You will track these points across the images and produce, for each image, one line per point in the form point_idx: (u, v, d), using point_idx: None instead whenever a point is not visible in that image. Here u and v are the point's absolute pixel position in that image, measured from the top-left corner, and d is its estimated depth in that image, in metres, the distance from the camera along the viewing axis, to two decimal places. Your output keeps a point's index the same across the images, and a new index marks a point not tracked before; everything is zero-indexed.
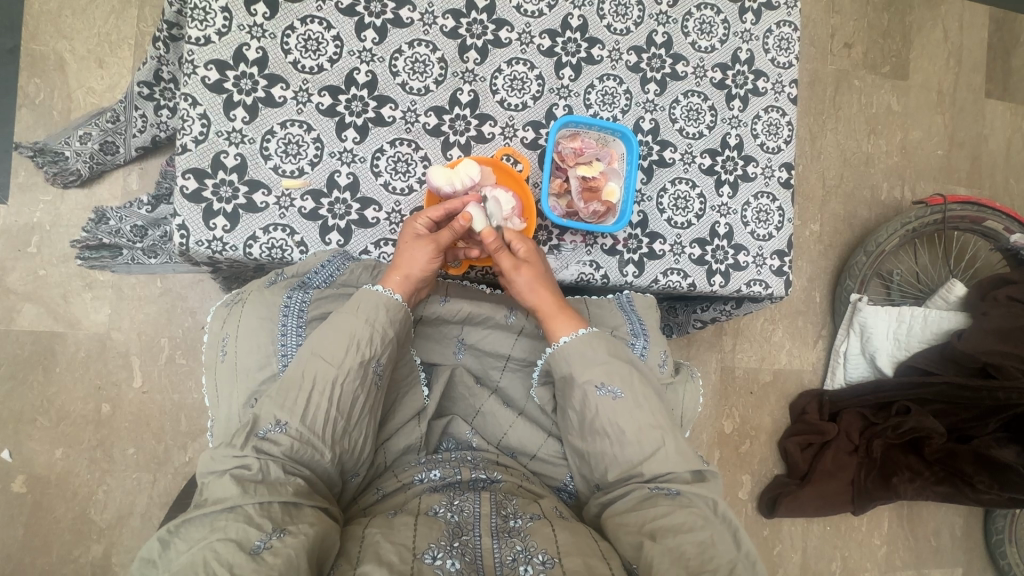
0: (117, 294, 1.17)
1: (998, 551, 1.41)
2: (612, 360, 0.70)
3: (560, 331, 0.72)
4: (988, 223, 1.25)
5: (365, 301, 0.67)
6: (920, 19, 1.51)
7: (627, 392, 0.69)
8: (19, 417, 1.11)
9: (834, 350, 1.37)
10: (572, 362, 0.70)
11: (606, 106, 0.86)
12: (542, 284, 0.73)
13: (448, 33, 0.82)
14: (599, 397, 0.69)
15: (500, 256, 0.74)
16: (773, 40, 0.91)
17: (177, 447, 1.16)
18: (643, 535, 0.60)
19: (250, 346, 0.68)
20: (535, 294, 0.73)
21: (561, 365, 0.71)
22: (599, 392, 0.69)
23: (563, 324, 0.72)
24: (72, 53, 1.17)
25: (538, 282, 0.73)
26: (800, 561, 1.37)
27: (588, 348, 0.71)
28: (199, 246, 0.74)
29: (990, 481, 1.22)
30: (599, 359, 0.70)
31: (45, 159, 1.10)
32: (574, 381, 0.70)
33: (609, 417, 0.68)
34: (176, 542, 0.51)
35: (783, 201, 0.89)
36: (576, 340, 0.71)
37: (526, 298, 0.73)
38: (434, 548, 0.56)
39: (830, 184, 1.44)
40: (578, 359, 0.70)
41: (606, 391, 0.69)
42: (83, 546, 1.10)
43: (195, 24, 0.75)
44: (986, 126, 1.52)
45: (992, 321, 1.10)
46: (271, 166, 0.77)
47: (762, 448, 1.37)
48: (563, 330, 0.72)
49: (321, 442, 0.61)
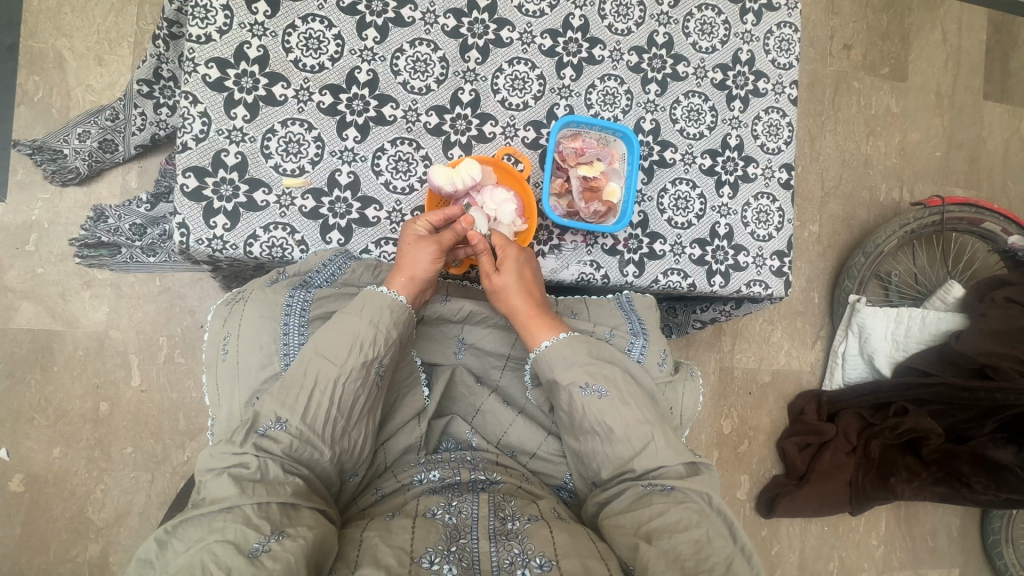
0: (116, 293, 1.16)
1: (995, 551, 1.41)
2: (594, 361, 0.71)
3: (539, 337, 0.72)
4: (986, 224, 1.25)
5: (369, 301, 0.67)
6: (919, 20, 1.51)
7: (611, 390, 0.69)
8: (18, 415, 1.11)
9: (833, 351, 1.38)
10: (554, 366, 0.70)
11: (607, 107, 0.86)
12: (526, 286, 0.73)
13: (450, 33, 0.82)
14: (584, 398, 0.69)
15: (484, 257, 0.74)
16: (774, 41, 0.91)
17: (175, 446, 1.16)
18: (640, 536, 0.60)
19: (252, 345, 0.68)
20: (520, 297, 0.73)
21: (545, 370, 0.71)
22: (584, 392, 0.69)
23: (542, 329, 0.72)
24: (71, 50, 1.16)
25: (519, 286, 0.73)
26: (798, 561, 1.37)
27: (570, 350, 0.71)
28: (199, 244, 0.73)
29: (987, 482, 1.22)
30: (581, 361, 0.70)
31: (43, 157, 1.10)
32: (558, 383, 0.70)
33: (595, 416, 0.68)
34: (174, 543, 0.51)
35: (784, 202, 0.89)
36: (558, 344, 0.71)
37: (507, 302, 0.73)
38: (431, 553, 0.56)
39: (829, 186, 1.45)
40: (561, 362, 0.70)
41: (590, 390, 0.69)
42: (81, 545, 1.10)
43: (196, 22, 0.75)
44: (983, 128, 1.53)
45: (990, 322, 1.10)
46: (271, 165, 0.76)
47: (760, 448, 1.38)
48: (542, 335, 0.72)
49: (320, 441, 0.61)
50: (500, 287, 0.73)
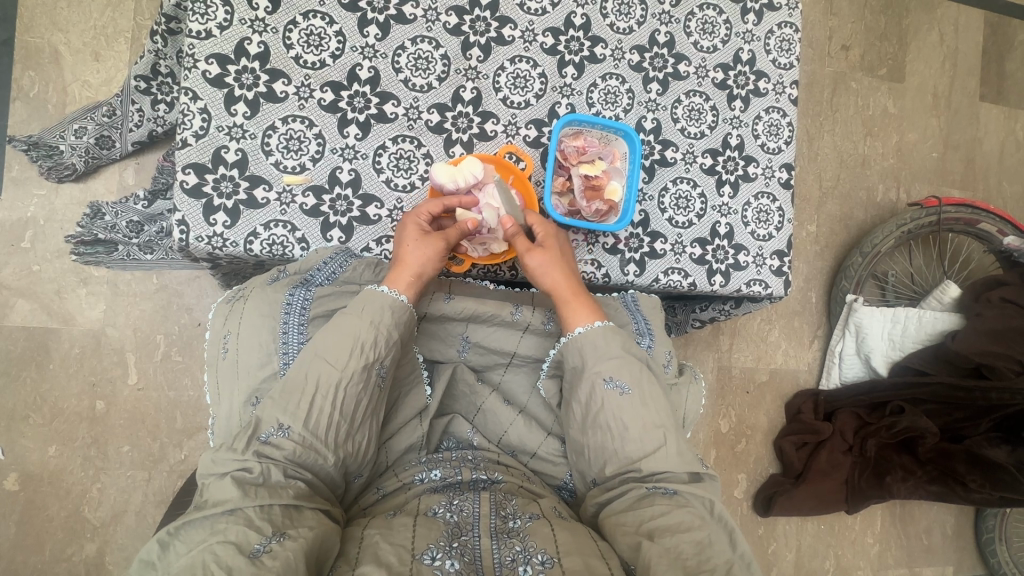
0: (113, 290, 1.15)
1: (989, 549, 1.42)
2: (626, 356, 0.70)
3: (578, 322, 0.72)
4: (982, 225, 1.26)
5: (370, 301, 0.66)
6: (916, 22, 1.52)
7: (635, 389, 0.69)
8: (12, 414, 1.10)
9: (829, 350, 1.39)
10: (584, 352, 0.71)
11: (609, 106, 0.86)
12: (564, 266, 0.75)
13: (451, 31, 0.81)
14: (606, 390, 0.69)
15: (518, 239, 0.74)
16: (774, 41, 0.91)
17: (172, 445, 1.15)
18: (641, 535, 0.61)
19: (252, 344, 0.67)
20: (561, 275, 0.74)
21: (573, 355, 0.72)
22: (607, 385, 0.69)
23: (581, 314, 0.73)
24: (67, 45, 1.15)
25: (552, 265, 0.74)
26: (795, 560, 1.38)
27: (604, 341, 0.71)
28: (199, 241, 0.73)
29: (982, 481, 1.23)
30: (612, 353, 0.70)
31: (39, 153, 1.10)
32: (585, 372, 0.70)
33: (613, 412, 0.68)
34: (176, 545, 0.51)
35: (783, 202, 0.90)
36: (592, 332, 0.71)
37: (550, 278, 0.74)
38: (433, 549, 0.56)
39: (827, 186, 1.45)
40: (592, 351, 0.71)
41: (614, 384, 0.69)
42: (77, 544, 1.09)
43: (196, 18, 0.74)
44: (980, 129, 1.54)
45: (986, 321, 1.11)
46: (272, 162, 0.76)
47: (757, 447, 1.38)
48: (580, 321, 0.72)
49: (324, 446, 0.60)
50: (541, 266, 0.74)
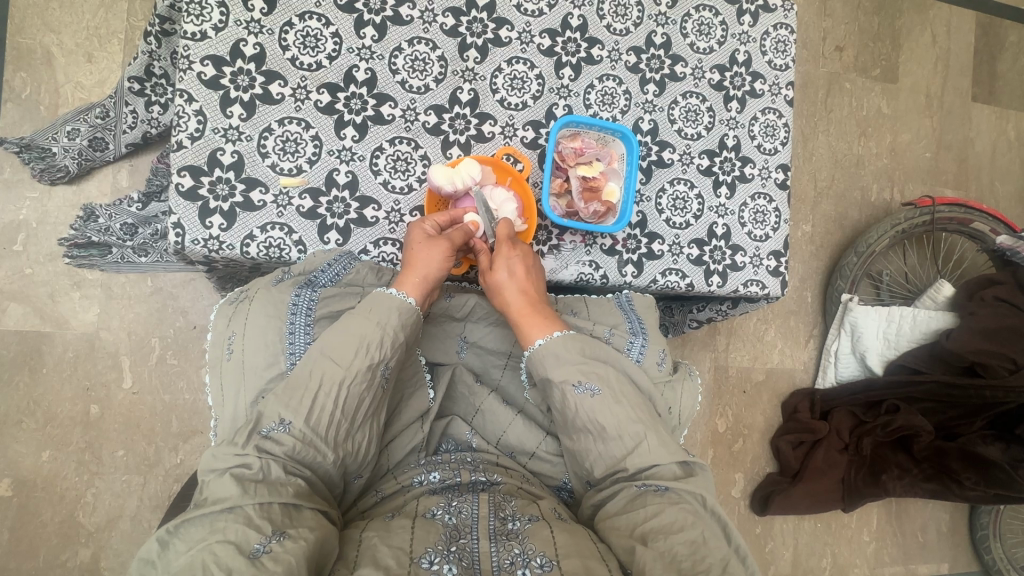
0: (106, 294, 1.14)
1: (983, 546, 1.43)
2: (586, 360, 0.70)
3: (535, 335, 0.72)
4: (975, 224, 1.26)
5: (378, 303, 0.66)
6: (909, 23, 1.53)
7: (604, 388, 0.69)
8: (6, 418, 1.09)
9: (825, 350, 1.39)
10: (547, 364, 0.70)
11: (606, 107, 0.86)
12: (522, 284, 0.73)
13: (448, 32, 0.81)
14: (578, 396, 0.68)
15: (482, 257, 0.75)
16: (770, 42, 0.91)
17: (168, 448, 1.14)
18: (636, 538, 0.60)
19: (257, 345, 0.67)
20: (522, 289, 0.73)
21: (538, 367, 0.71)
22: (577, 391, 0.68)
23: (538, 327, 0.72)
24: (60, 46, 1.14)
25: (519, 277, 0.73)
26: (792, 558, 1.38)
27: (563, 349, 0.70)
28: (195, 244, 0.72)
29: (977, 479, 1.25)
30: (572, 360, 0.70)
31: (31, 155, 1.08)
32: (552, 381, 0.70)
33: (588, 415, 0.68)
34: (175, 543, 0.50)
35: (780, 203, 0.90)
36: (552, 342, 0.70)
37: (510, 293, 0.72)
38: (430, 553, 0.56)
39: (822, 185, 1.46)
40: (553, 361, 0.70)
41: (584, 389, 0.68)
42: (71, 550, 1.08)
43: (191, 19, 0.74)
44: (972, 129, 1.55)
45: (980, 321, 1.12)
46: (268, 164, 0.76)
47: (754, 447, 1.39)
48: (538, 333, 0.72)
49: (323, 443, 0.60)
50: (498, 285, 0.73)
